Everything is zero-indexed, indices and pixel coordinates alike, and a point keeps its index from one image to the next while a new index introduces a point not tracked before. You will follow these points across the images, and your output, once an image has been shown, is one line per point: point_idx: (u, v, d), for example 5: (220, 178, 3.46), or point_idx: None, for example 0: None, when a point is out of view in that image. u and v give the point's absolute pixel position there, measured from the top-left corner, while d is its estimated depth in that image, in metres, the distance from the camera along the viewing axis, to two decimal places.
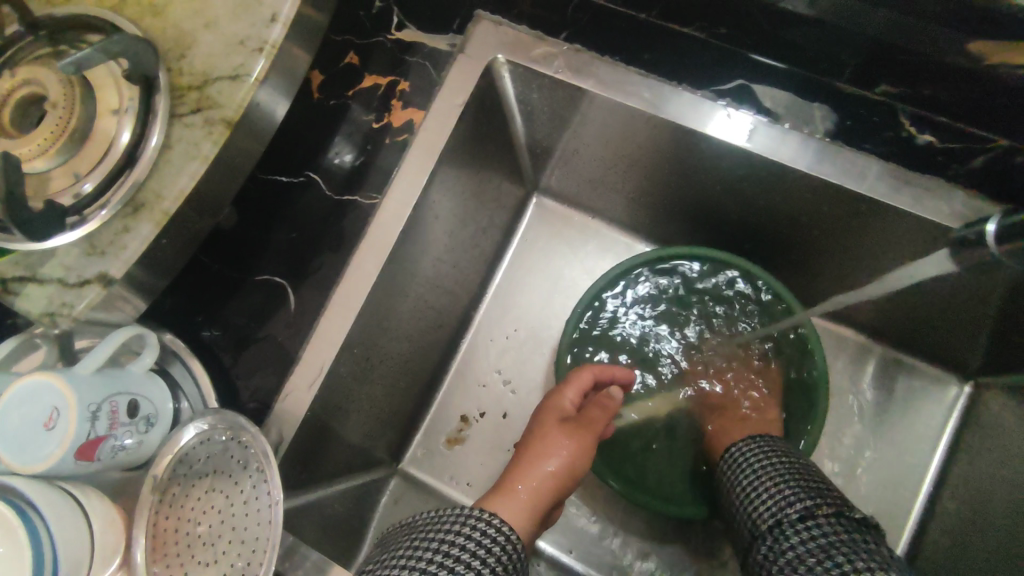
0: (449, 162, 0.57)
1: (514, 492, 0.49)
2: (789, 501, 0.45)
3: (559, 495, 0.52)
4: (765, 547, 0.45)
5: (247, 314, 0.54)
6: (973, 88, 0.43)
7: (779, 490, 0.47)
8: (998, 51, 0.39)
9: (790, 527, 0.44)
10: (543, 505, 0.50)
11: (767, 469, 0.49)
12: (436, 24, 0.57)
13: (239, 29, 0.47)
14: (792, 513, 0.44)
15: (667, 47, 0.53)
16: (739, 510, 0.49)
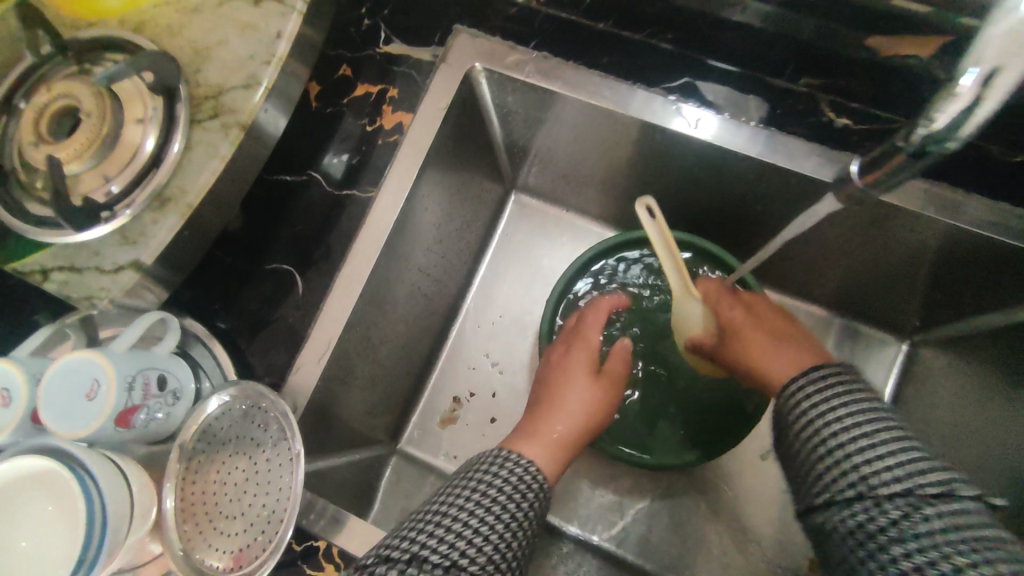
0: (436, 159, 0.64)
1: (546, 431, 0.55)
2: (895, 473, 0.39)
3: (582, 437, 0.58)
4: (845, 516, 0.40)
5: (259, 299, 0.61)
6: (878, 76, 0.51)
7: (860, 431, 0.41)
8: (891, 44, 0.47)
9: (870, 471, 0.40)
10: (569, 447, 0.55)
11: (841, 405, 0.43)
12: (419, 38, 0.64)
13: (248, 45, 0.54)
14: (873, 455, 0.40)
15: (622, 51, 0.60)
16: (813, 459, 0.43)
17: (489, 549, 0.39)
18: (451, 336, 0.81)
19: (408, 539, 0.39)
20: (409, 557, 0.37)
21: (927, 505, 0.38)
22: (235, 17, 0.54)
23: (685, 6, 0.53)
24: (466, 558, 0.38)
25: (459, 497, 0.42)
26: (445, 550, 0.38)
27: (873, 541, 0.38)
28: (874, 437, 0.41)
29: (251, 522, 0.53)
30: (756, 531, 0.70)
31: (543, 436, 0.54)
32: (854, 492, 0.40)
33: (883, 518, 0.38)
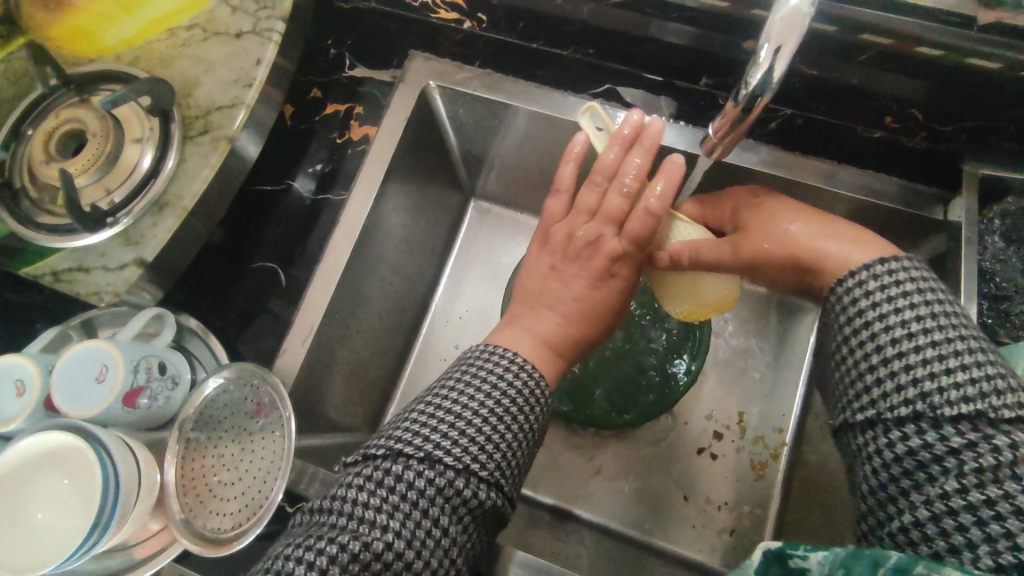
0: (400, 164, 0.72)
1: (537, 318, 0.56)
2: (936, 373, 0.40)
3: (569, 336, 0.56)
4: (874, 412, 0.41)
5: (246, 295, 0.68)
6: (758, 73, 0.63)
7: (916, 320, 0.42)
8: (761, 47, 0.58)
9: (919, 368, 0.40)
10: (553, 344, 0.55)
11: (899, 303, 0.43)
12: (379, 63, 0.74)
13: (233, 72, 0.63)
14: (925, 353, 0.40)
15: (554, 65, 0.71)
16: (848, 360, 0.44)
17: (495, 453, 0.45)
18: (423, 331, 0.88)
19: (426, 438, 0.45)
20: (424, 455, 0.44)
21: (979, 400, 0.38)
22: (220, 48, 0.63)
23: (604, 27, 0.64)
24: (475, 461, 0.44)
25: (472, 401, 0.47)
26: (459, 454, 0.44)
27: (910, 425, 0.39)
28: (927, 329, 0.41)
29: (247, 485, 0.59)
30: (708, 484, 0.77)
31: (530, 329, 0.55)
32: (898, 377, 0.41)
33: (927, 407, 0.39)
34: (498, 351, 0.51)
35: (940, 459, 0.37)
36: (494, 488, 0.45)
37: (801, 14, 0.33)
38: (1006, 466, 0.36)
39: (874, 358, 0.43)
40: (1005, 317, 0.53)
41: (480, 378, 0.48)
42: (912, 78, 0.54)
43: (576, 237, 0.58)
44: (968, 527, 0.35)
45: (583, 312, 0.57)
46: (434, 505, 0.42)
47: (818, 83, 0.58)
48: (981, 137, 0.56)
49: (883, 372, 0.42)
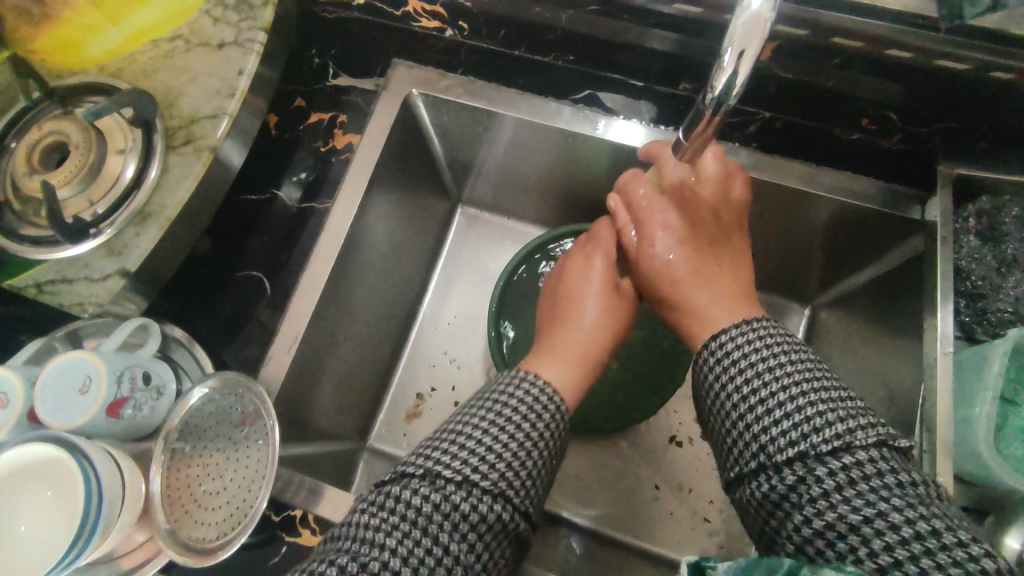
0: (385, 172, 0.73)
1: (566, 336, 0.58)
2: (788, 431, 0.42)
3: (599, 353, 0.58)
4: (761, 486, 0.42)
5: (232, 304, 0.68)
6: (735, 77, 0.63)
7: (753, 374, 0.45)
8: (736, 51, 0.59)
9: (773, 427, 0.43)
10: (585, 363, 0.57)
11: (746, 364, 0.46)
12: (363, 72, 0.75)
13: (215, 82, 0.63)
14: (778, 413, 0.43)
15: (536, 71, 0.72)
16: (725, 439, 0.46)
17: (499, 465, 0.45)
18: (412, 338, 0.88)
19: (427, 459, 0.45)
20: (425, 475, 0.44)
21: (809, 435, 0.41)
22: (202, 60, 0.64)
23: (586, 33, 0.65)
24: (476, 475, 0.44)
25: (479, 421, 0.47)
26: (460, 468, 0.44)
27: (763, 473, 0.42)
28: (765, 379, 0.45)
29: (233, 494, 0.59)
30: (699, 487, 0.77)
31: (561, 352, 0.56)
32: (748, 434, 0.44)
33: (769, 455, 0.42)
34: (527, 377, 0.51)
35: (789, 496, 0.40)
36: (500, 500, 0.44)
37: (762, 19, 0.34)
38: (842, 487, 0.39)
39: (739, 426, 0.45)
40: (982, 315, 0.54)
41: (495, 408, 0.48)
42: (885, 79, 0.54)
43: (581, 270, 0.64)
44: (826, 552, 0.38)
45: (601, 328, 0.60)
46: (435, 524, 0.42)
47: (794, 85, 0.58)
48: (955, 138, 0.57)
49: (738, 430, 0.45)
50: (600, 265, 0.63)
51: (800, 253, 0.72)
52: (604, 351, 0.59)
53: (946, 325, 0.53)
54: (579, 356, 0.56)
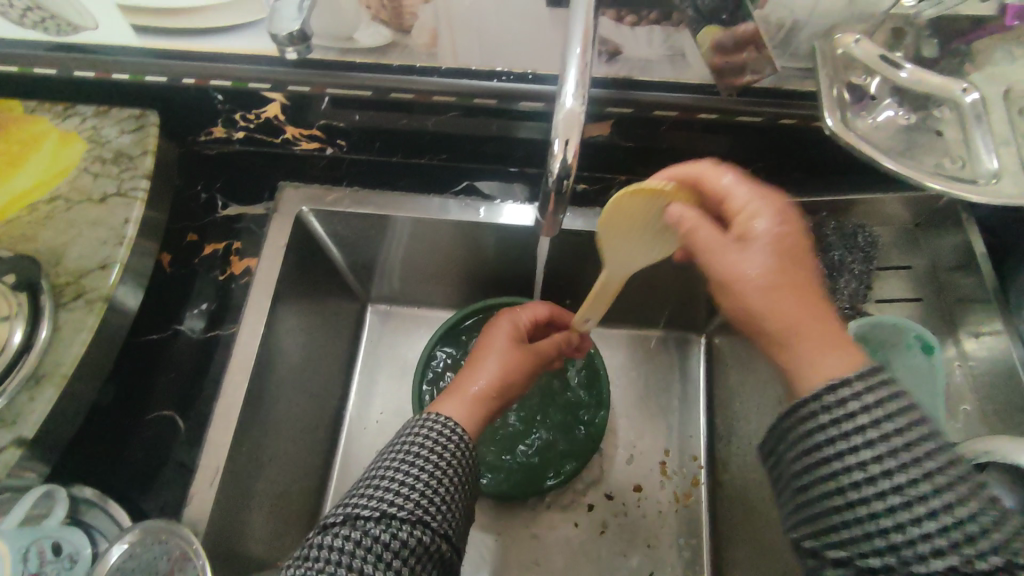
0: (287, 289, 0.75)
1: (472, 374, 0.60)
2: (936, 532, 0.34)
3: (497, 401, 0.60)
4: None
5: (144, 448, 0.66)
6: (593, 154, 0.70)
7: (876, 450, 0.37)
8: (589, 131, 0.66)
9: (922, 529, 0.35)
10: (485, 407, 0.58)
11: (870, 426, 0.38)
12: (251, 197, 0.78)
13: (101, 234, 0.64)
14: (926, 510, 0.35)
15: (414, 173, 0.78)
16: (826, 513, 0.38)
17: (414, 495, 0.47)
18: (343, 444, 0.87)
19: (348, 505, 0.47)
20: (345, 519, 0.46)
21: (964, 545, 0.34)
22: (85, 215, 0.65)
23: (452, 133, 0.72)
24: (392, 508, 0.46)
25: (398, 462, 0.49)
26: (376, 504, 0.46)
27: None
28: (901, 457, 0.37)
29: None
30: (646, 530, 0.80)
31: (463, 393, 0.58)
32: (874, 521, 0.36)
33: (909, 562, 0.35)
34: (427, 419, 0.53)
35: None
36: (419, 526, 0.45)
37: (576, 113, 0.41)
38: None
39: (862, 512, 0.37)
40: (829, 314, 0.62)
41: (412, 445, 0.50)
42: (706, 133, 0.64)
43: (517, 325, 0.67)
44: None
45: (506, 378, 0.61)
46: (359, 560, 0.43)
47: (638, 149, 0.68)
48: (776, 171, 0.68)
49: (857, 513, 0.37)
50: (522, 317, 0.68)
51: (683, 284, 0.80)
52: (512, 396, 0.62)
53: None
54: (478, 398, 0.57)
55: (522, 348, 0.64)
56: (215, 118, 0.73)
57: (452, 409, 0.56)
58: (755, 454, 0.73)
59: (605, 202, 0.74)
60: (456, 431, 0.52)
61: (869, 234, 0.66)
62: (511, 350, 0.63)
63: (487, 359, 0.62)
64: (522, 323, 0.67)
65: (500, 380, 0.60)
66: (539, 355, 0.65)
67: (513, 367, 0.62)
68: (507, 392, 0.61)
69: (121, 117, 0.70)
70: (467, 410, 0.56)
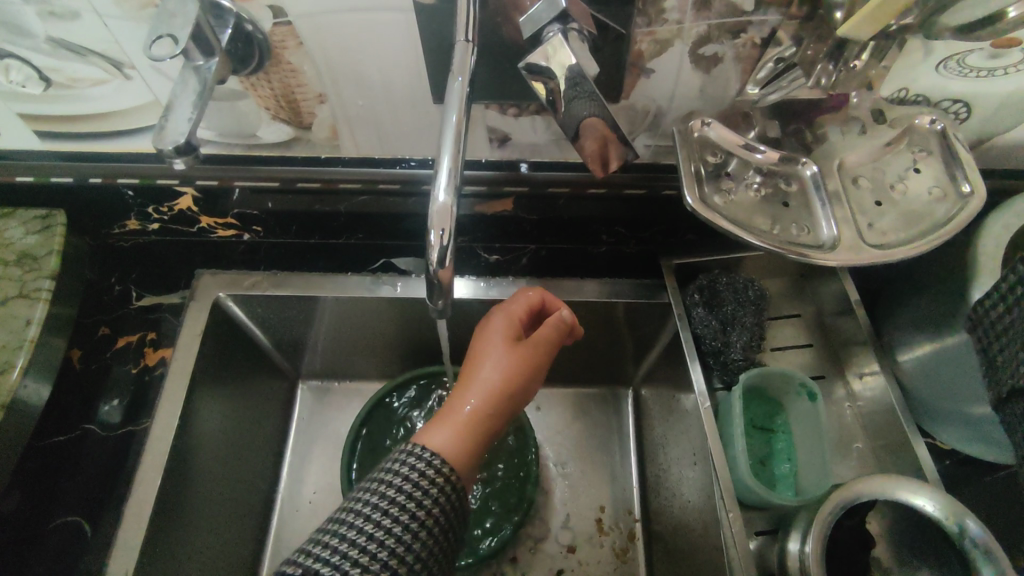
0: (206, 376, 0.74)
1: (463, 388, 0.59)
2: None
3: (493, 415, 0.58)
4: None
5: (49, 559, 0.63)
6: (509, 227, 0.71)
7: None
8: (495, 206, 0.68)
9: None
10: (477, 427, 0.56)
11: None
12: (168, 286, 0.80)
13: (1, 337, 0.63)
14: None
15: (333, 257, 0.82)
16: None
17: (380, 555, 0.46)
18: (273, 531, 0.84)
19: (308, 556, 0.46)
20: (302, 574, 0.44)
21: None
22: None
23: (367, 215, 0.73)
24: (354, 569, 0.44)
25: (371, 513, 0.47)
26: (340, 560, 0.45)
27: None
28: None
29: None
30: None
31: (453, 414, 0.57)
32: None
33: None
34: (409, 453, 0.52)
35: None
36: None
37: (449, 207, 0.44)
38: None
39: None
40: (725, 365, 0.65)
41: (389, 492, 0.48)
42: (605, 205, 0.68)
43: (511, 317, 0.63)
44: None
45: (502, 385, 0.59)
46: None
47: (545, 222, 0.70)
48: (672, 234, 0.73)
49: None
50: (517, 305, 0.64)
51: (601, 339, 0.84)
52: (512, 405, 0.60)
53: (699, 379, 0.64)
54: (466, 422, 0.56)
55: (520, 349, 0.61)
56: (127, 213, 0.74)
57: (442, 436, 0.55)
58: (682, 505, 0.74)
59: (517, 270, 0.79)
60: (436, 469, 0.51)
61: (758, 288, 0.69)
62: (508, 354, 0.60)
63: (480, 367, 0.60)
64: (516, 316, 0.64)
65: (495, 390, 0.58)
66: (542, 348, 0.61)
67: (510, 372, 0.59)
68: (505, 399, 0.59)
69: (27, 218, 0.70)
70: (456, 433, 0.55)
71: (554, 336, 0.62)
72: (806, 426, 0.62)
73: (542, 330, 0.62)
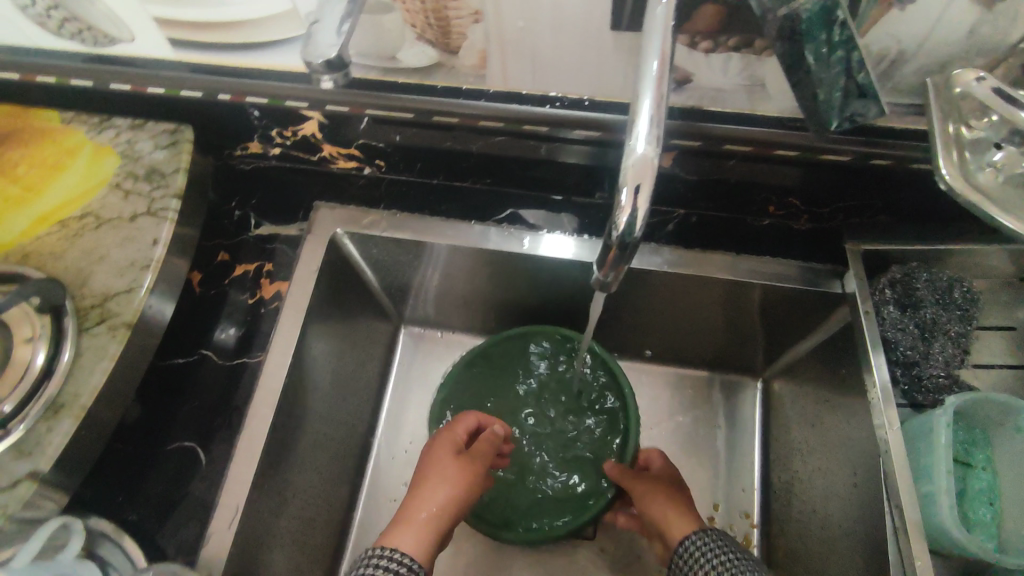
0: (319, 314, 0.71)
1: (420, 499, 0.61)
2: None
3: (448, 525, 0.61)
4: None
5: (165, 480, 0.63)
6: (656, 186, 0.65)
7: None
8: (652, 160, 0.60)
9: None
10: (435, 535, 0.59)
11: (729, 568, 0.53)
12: (285, 217, 0.75)
13: (129, 254, 0.61)
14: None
15: (455, 202, 0.75)
16: None
17: None
18: (366, 478, 0.82)
19: None
20: None
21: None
22: (113, 235, 0.62)
23: (496, 156, 0.68)
24: None
25: None
26: None
27: None
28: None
29: None
30: None
31: (414, 522, 0.59)
32: None
33: None
34: (380, 556, 0.53)
35: None
36: None
37: (649, 160, 0.35)
38: None
39: None
40: (918, 380, 0.55)
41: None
42: (785, 168, 0.58)
43: (456, 440, 0.67)
44: None
45: (454, 499, 0.62)
46: None
47: (700, 184, 0.63)
48: (857, 212, 0.62)
49: None
50: (459, 427, 0.69)
51: (740, 323, 0.73)
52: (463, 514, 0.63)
53: (885, 384, 0.54)
54: (425, 527, 0.59)
55: (465, 462, 0.65)
56: (251, 134, 0.71)
57: (406, 541, 0.56)
58: (825, 525, 0.65)
59: (661, 237, 0.68)
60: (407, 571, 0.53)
61: (968, 288, 0.56)
62: (457, 471, 0.64)
63: (435, 483, 0.62)
64: (461, 435, 0.68)
65: (449, 501, 0.62)
66: (482, 464, 0.66)
67: (461, 484, 0.63)
68: (458, 509, 0.62)
69: (156, 131, 0.67)
70: (419, 542, 0.57)
71: (489, 452, 0.67)
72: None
73: (481, 446, 0.67)
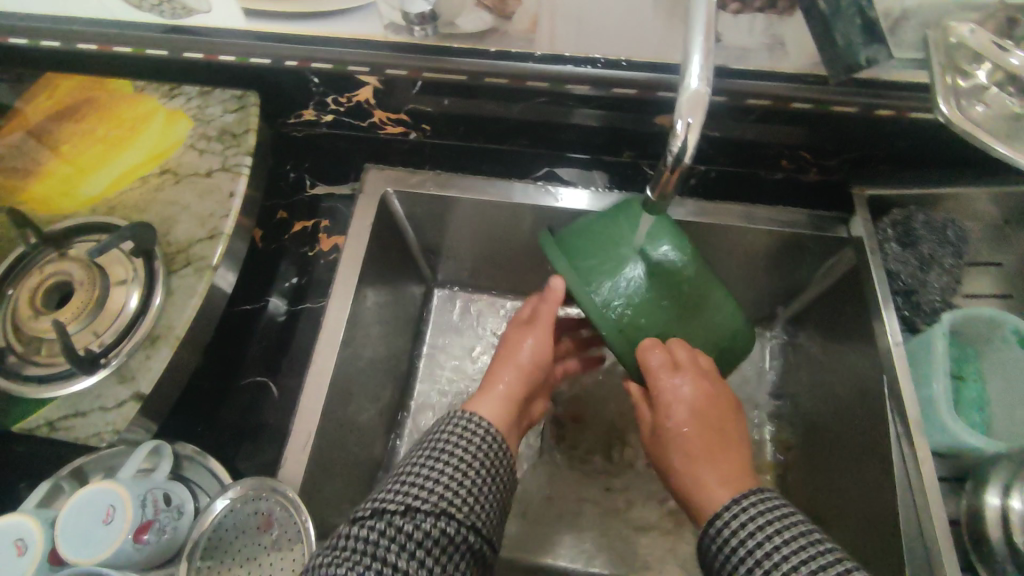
0: (371, 265, 0.77)
1: (499, 368, 0.65)
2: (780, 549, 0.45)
3: (528, 387, 0.65)
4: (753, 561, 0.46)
5: (240, 411, 0.69)
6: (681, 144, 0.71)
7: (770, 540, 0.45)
8: None
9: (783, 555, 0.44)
10: (518, 396, 0.63)
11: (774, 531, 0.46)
12: (336, 179, 0.82)
13: (208, 206, 0.68)
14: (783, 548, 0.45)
15: (493, 162, 0.81)
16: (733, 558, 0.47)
17: (440, 490, 0.49)
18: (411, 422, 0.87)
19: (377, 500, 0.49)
20: (375, 512, 0.47)
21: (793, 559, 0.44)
22: (192, 190, 0.68)
23: (533, 119, 0.74)
24: (416, 501, 0.48)
25: (431, 463, 0.51)
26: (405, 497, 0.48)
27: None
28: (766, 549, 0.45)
29: None
30: None
31: (492, 390, 0.63)
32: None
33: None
34: (457, 422, 0.55)
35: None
36: (443, 517, 0.47)
37: (701, 94, 0.42)
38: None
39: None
40: (916, 305, 0.62)
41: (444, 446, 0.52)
42: (794, 127, 0.66)
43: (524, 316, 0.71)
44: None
45: (531, 364, 0.65)
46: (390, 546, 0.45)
47: (721, 141, 0.70)
48: (861, 163, 0.69)
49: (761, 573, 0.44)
50: (527, 305, 0.73)
51: (754, 271, 0.80)
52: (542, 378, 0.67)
53: (892, 325, 0.61)
54: (505, 392, 0.62)
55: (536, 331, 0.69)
56: (307, 101, 0.77)
57: (485, 407, 0.60)
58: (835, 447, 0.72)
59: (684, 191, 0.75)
60: (484, 433, 0.55)
61: (960, 228, 0.63)
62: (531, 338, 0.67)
63: (513, 350, 0.66)
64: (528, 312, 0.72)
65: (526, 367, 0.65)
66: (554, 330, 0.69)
67: (536, 350, 0.67)
68: (536, 374, 0.66)
69: (225, 97, 0.74)
70: (498, 405, 0.61)
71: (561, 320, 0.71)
72: (1008, 373, 0.57)
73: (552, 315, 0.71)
